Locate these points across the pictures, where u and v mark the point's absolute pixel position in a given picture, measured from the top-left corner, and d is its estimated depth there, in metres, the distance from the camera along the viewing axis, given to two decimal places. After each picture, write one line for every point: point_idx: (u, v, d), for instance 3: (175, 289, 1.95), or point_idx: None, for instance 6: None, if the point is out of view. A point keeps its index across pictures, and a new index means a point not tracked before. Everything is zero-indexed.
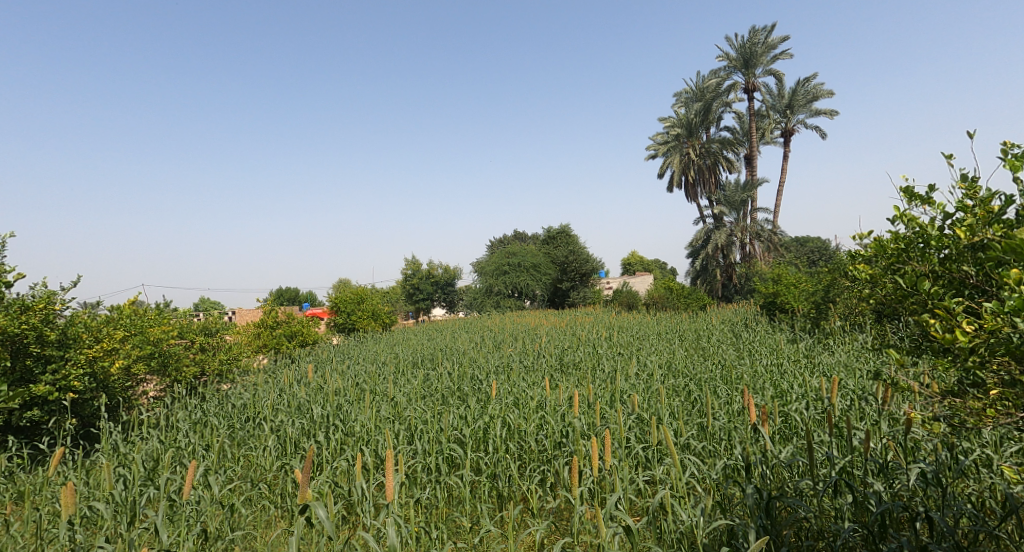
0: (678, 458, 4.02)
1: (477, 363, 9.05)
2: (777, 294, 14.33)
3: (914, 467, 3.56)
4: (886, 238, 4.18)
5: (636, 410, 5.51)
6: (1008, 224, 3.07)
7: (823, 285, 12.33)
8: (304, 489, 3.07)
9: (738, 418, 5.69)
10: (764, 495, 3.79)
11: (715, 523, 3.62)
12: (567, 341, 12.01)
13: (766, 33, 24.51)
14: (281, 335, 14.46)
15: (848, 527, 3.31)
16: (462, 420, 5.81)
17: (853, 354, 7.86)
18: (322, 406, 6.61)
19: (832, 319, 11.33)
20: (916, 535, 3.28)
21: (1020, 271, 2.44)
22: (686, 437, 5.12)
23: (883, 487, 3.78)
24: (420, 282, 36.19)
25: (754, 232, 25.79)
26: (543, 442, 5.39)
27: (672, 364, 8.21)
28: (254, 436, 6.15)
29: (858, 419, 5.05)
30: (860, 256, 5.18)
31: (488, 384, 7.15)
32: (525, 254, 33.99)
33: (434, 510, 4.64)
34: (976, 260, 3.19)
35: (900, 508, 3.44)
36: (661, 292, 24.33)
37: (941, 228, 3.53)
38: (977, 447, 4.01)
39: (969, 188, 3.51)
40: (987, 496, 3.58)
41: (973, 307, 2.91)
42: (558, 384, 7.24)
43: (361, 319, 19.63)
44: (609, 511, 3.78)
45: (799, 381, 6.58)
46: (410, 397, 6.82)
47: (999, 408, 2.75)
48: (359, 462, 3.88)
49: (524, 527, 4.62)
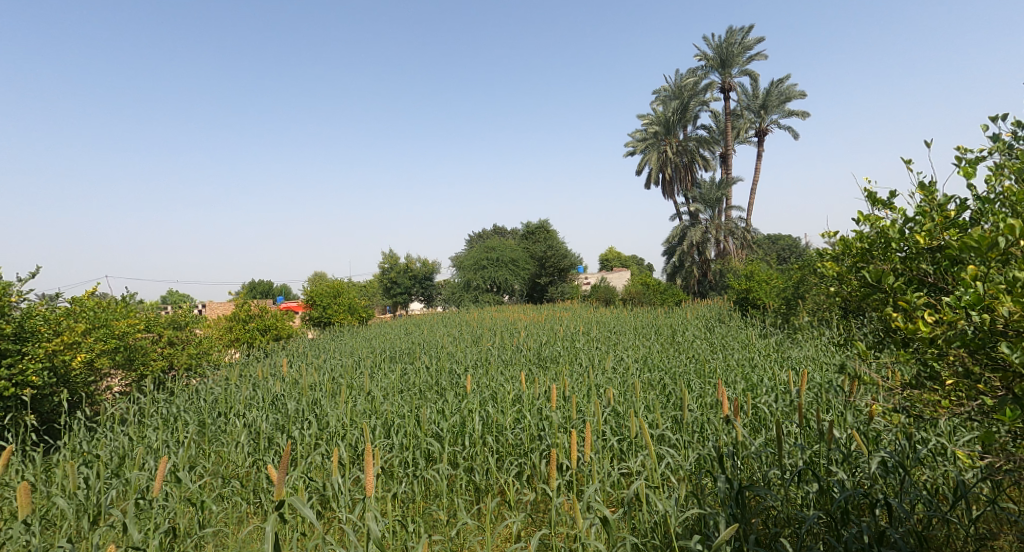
0: (654, 451, 4.11)
1: (455, 357, 9.07)
2: (748, 291, 14.66)
3: (874, 456, 3.76)
4: (851, 238, 4.35)
5: (613, 404, 5.64)
6: (962, 227, 3.24)
7: (793, 281, 12.60)
8: (279, 486, 2.96)
9: (710, 411, 5.90)
10: (735, 485, 3.93)
11: (688, 513, 3.75)
12: (544, 335, 12.12)
13: (743, 34, 24.98)
14: (254, 329, 14.22)
15: (813, 515, 3.47)
16: (440, 413, 5.84)
17: (819, 349, 8.15)
18: (296, 402, 6.56)
19: (801, 315, 11.65)
20: (874, 522, 3.47)
21: (977, 268, 2.55)
22: (661, 430, 5.27)
23: (847, 475, 3.99)
24: (397, 276, 35.96)
25: (728, 230, 26.32)
26: (520, 436, 5.45)
27: (647, 358, 8.40)
28: (225, 431, 6.03)
29: (823, 411, 5.27)
30: (828, 254, 5.36)
31: (465, 379, 7.17)
32: (505, 250, 34.26)
33: (411, 504, 4.71)
34: (933, 260, 3.36)
35: (861, 496, 3.62)
36: (637, 288, 24.70)
37: (901, 229, 3.69)
38: (933, 436, 4.23)
39: (927, 195, 3.68)
40: (941, 483, 3.78)
41: (933, 301, 3.05)
42: (534, 378, 7.35)
43: (336, 313, 19.42)
44: (588, 502, 3.87)
45: (769, 375, 6.79)
46: (387, 391, 6.81)
47: (953, 399, 2.88)
48: (335, 458, 3.72)
49: (501, 519, 4.77)
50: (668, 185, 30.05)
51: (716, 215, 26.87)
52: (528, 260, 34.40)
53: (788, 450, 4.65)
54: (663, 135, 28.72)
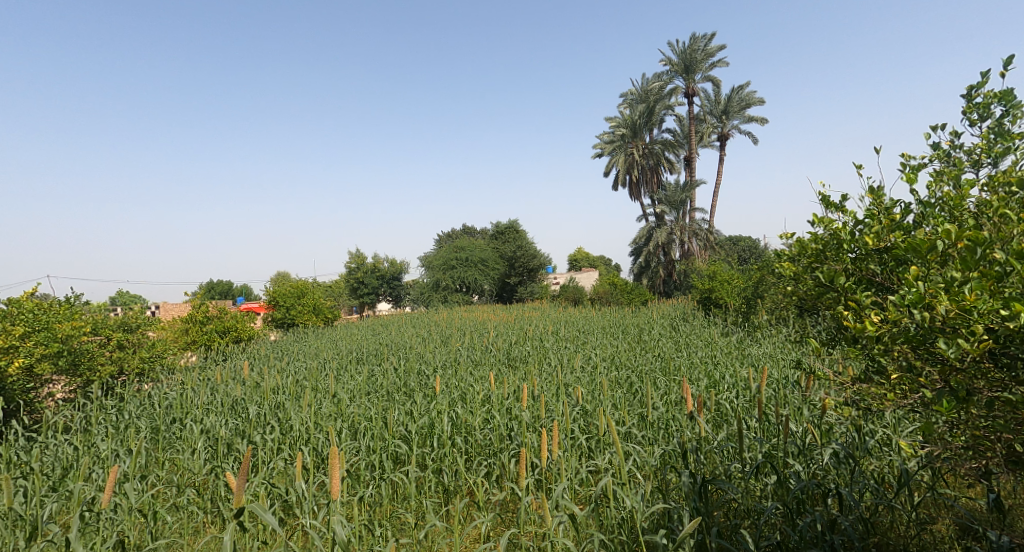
0: (620, 448, 4.20)
1: (424, 358, 9.02)
2: (711, 290, 15.06)
3: (827, 448, 3.95)
4: (806, 239, 4.54)
5: (581, 403, 5.72)
6: (907, 229, 3.43)
7: (753, 281, 13.03)
8: (239, 493, 2.92)
9: (675, 407, 6.05)
10: (698, 479, 4.06)
11: (653, 508, 3.85)
12: (513, 335, 12.16)
13: (706, 41, 25.65)
14: (212, 331, 13.78)
15: (771, 506, 3.61)
16: (408, 415, 5.80)
17: (777, 346, 8.46)
18: (257, 406, 6.39)
19: (760, 313, 12.06)
20: (827, 511, 3.64)
21: (918, 269, 2.69)
22: (627, 427, 5.38)
23: (802, 467, 4.16)
24: (364, 276, 35.40)
25: (692, 231, 26.97)
26: (489, 436, 5.46)
27: (614, 357, 8.54)
28: (180, 438, 5.83)
29: (780, 406, 5.48)
30: (785, 255, 5.57)
31: (434, 380, 7.14)
32: (474, 250, 34.18)
33: (378, 507, 4.66)
34: (881, 261, 3.54)
35: (815, 487, 3.80)
36: (605, 287, 25.05)
37: (851, 231, 3.87)
38: (881, 428, 4.46)
39: (875, 199, 3.88)
40: (888, 472, 3.99)
41: (880, 299, 3.22)
42: (503, 378, 7.37)
43: (300, 314, 19.00)
44: (556, 500, 3.93)
45: (731, 372, 7.00)
46: (354, 394, 6.72)
47: (898, 392, 3.04)
48: (298, 463, 3.67)
49: (470, 520, 4.78)
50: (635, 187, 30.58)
51: (681, 217, 27.51)
52: (498, 260, 34.42)
53: (748, 444, 4.81)
54: (630, 138, 29.20)
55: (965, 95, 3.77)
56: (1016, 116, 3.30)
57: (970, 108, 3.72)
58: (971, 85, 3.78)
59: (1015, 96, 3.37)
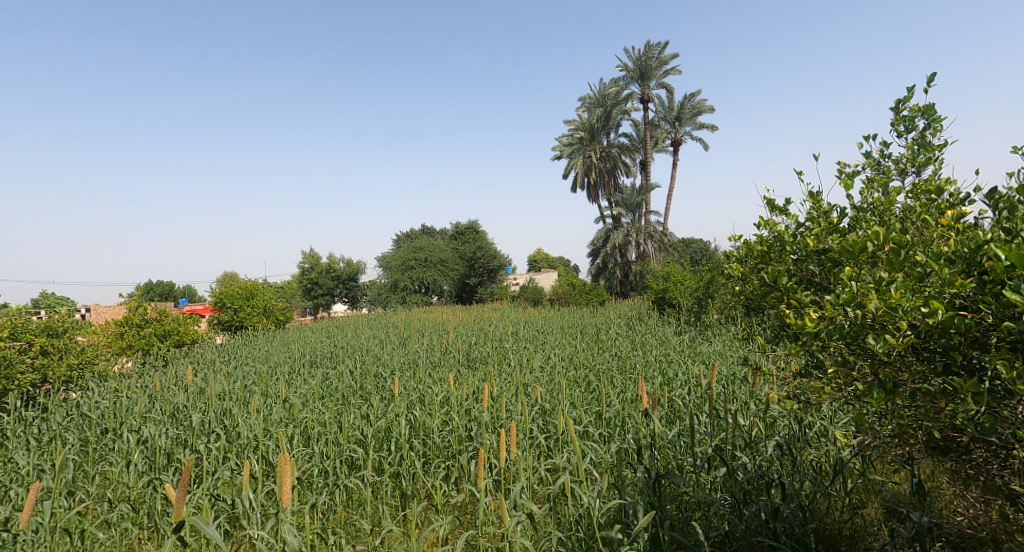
0: (578, 447, 4.28)
1: (381, 360, 8.89)
2: (665, 291, 15.51)
3: (771, 441, 4.17)
4: (752, 242, 4.76)
5: (539, 402, 5.78)
6: (843, 232, 3.65)
7: (704, 282, 13.52)
8: (179, 506, 2.78)
9: (630, 405, 6.21)
10: (652, 475, 4.19)
11: (609, 504, 3.95)
12: (472, 336, 12.15)
13: (660, 49, 26.38)
14: (150, 335, 13.11)
15: (720, 499, 3.77)
16: (364, 419, 5.71)
17: (726, 344, 8.82)
18: (201, 413, 6.12)
19: (711, 313, 12.53)
20: (771, 500, 3.83)
21: (851, 270, 2.87)
22: (584, 426, 5.49)
23: (749, 459, 4.37)
24: (318, 276, 34.50)
25: (647, 233, 27.68)
26: (448, 438, 5.44)
27: (572, 357, 8.68)
28: (113, 450, 5.51)
29: (729, 402, 5.73)
30: (733, 257, 5.82)
31: (391, 382, 7.05)
32: (433, 250, 33.90)
33: (332, 515, 4.56)
34: (819, 262, 3.76)
35: (760, 478, 3.99)
36: (564, 289, 25.37)
37: (793, 234, 4.08)
38: (819, 420, 4.73)
39: (815, 204, 4.11)
40: (825, 461, 4.24)
41: (818, 298, 3.42)
42: (462, 379, 7.35)
43: (249, 316, 18.33)
44: (513, 500, 3.97)
45: (683, 370, 7.25)
46: (307, 398, 6.55)
47: (833, 385, 3.24)
48: (246, 473, 3.54)
49: (427, 524, 4.75)
50: (593, 189, 31.11)
51: (637, 219, 28.19)
52: (457, 261, 34.26)
53: (699, 439, 5.00)
54: (588, 141, 29.69)
55: (893, 109, 4.05)
56: (937, 129, 3.57)
57: (896, 121, 3.99)
58: (897, 100, 4.06)
59: (936, 111, 3.65)
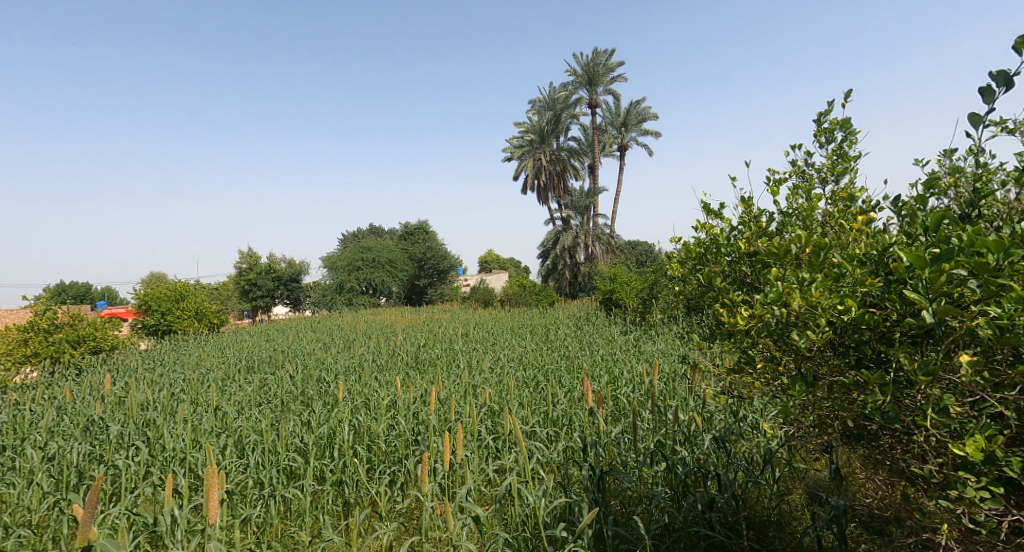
0: (524, 447, 4.31)
1: (325, 363, 8.62)
2: (612, 291, 15.90)
3: (708, 435, 4.35)
4: (691, 244, 4.95)
5: (488, 404, 5.78)
6: (771, 235, 3.86)
7: (649, 283, 13.96)
8: (86, 527, 2.56)
9: (577, 404, 6.32)
10: (597, 472, 4.28)
11: (555, 502, 4.00)
12: (421, 338, 12.01)
13: (607, 56, 27.04)
14: (61, 342, 12.07)
15: (661, 492, 3.90)
16: (305, 426, 5.51)
17: (669, 342, 9.15)
18: (122, 425, 5.72)
19: (655, 312, 12.95)
20: (708, 492, 4.00)
21: (777, 270, 3.03)
22: (532, 426, 5.54)
23: (688, 453, 4.54)
24: (257, 277, 33.05)
25: (596, 235, 28.27)
26: (394, 443, 5.34)
27: (522, 357, 8.74)
28: (15, 469, 5.03)
29: (670, 398, 5.94)
30: (674, 258, 6.04)
31: (335, 387, 6.85)
32: (381, 250, 33.23)
33: (267, 527, 4.36)
34: (751, 263, 3.96)
35: (698, 471, 4.16)
36: (514, 289, 25.49)
37: (728, 237, 4.28)
38: (752, 413, 4.99)
39: (747, 208, 4.33)
40: (756, 452, 4.47)
41: (749, 298, 3.60)
42: (410, 382, 7.25)
43: (177, 318, 17.33)
44: (458, 503, 3.94)
45: (628, 368, 7.46)
46: (242, 406, 6.26)
47: (763, 380, 3.43)
48: (167, 487, 3.29)
49: (371, 531, 4.64)
50: (543, 192, 31.46)
51: (585, 221, 28.74)
52: (406, 261, 33.75)
53: (642, 435, 5.16)
54: (538, 143, 30.00)
55: (815, 121, 4.31)
56: (852, 141, 3.82)
57: (818, 132, 4.26)
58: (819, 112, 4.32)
59: (852, 125, 3.91)
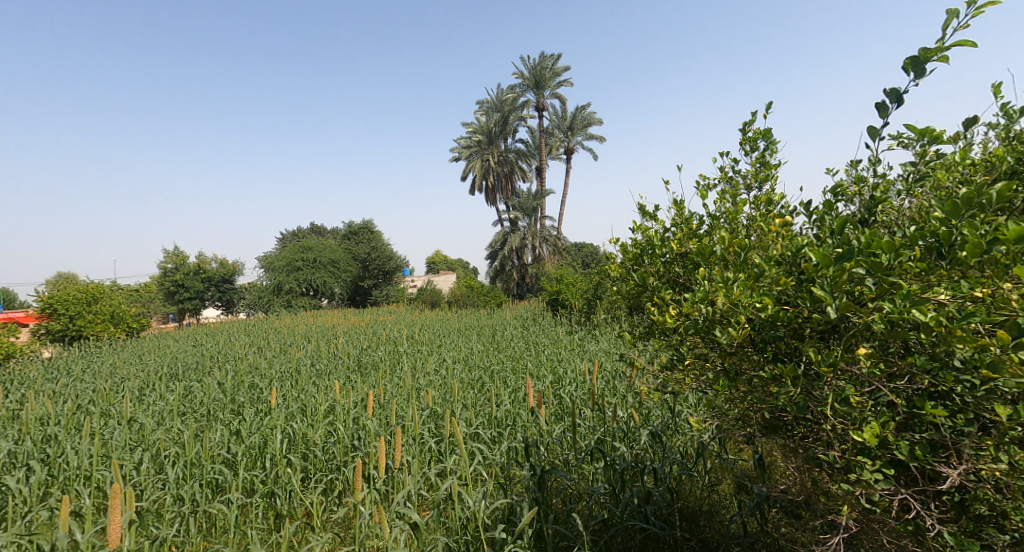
0: (465, 449, 4.28)
1: (258, 369, 8.24)
2: (558, 292, 16.12)
3: (644, 431, 4.48)
4: (628, 246, 5.09)
5: (430, 406, 5.71)
6: (701, 238, 4.02)
7: (593, 284, 14.25)
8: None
9: (520, 404, 6.35)
10: (537, 471, 4.31)
11: (495, 504, 3.99)
12: (364, 340, 11.72)
13: (553, 60, 27.42)
14: None
15: (599, 489, 3.98)
16: (234, 436, 5.24)
17: (612, 342, 9.37)
18: (21, 442, 5.22)
19: (599, 313, 13.24)
20: (643, 486, 4.11)
21: (704, 271, 3.16)
22: (474, 427, 5.51)
23: (626, 449, 4.66)
24: (185, 278, 31.17)
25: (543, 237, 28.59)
26: (331, 451, 5.17)
27: (467, 359, 8.70)
28: None
29: (611, 396, 6.08)
30: (614, 260, 6.19)
31: (269, 393, 6.56)
32: (322, 250, 32.20)
33: (189, 546, 4.10)
34: (683, 264, 4.11)
35: (635, 466, 4.27)
36: (462, 291, 25.36)
37: (661, 239, 4.42)
38: (687, 408, 5.19)
39: (678, 211, 4.48)
40: (690, 446, 4.65)
41: (679, 297, 3.73)
42: (350, 386, 7.05)
43: (89, 322, 16.04)
44: (395, 509, 3.86)
45: (571, 368, 7.57)
46: (163, 416, 5.87)
47: (692, 376, 3.56)
48: (61, 509, 2.93)
49: (305, 543, 4.45)
50: (491, 193, 31.50)
51: (533, 222, 29.01)
52: (349, 262, 32.86)
53: (583, 432, 5.24)
54: (485, 145, 30.02)
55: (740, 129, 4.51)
56: (773, 149, 4.03)
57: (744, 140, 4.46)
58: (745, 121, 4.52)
59: (772, 134, 4.12)
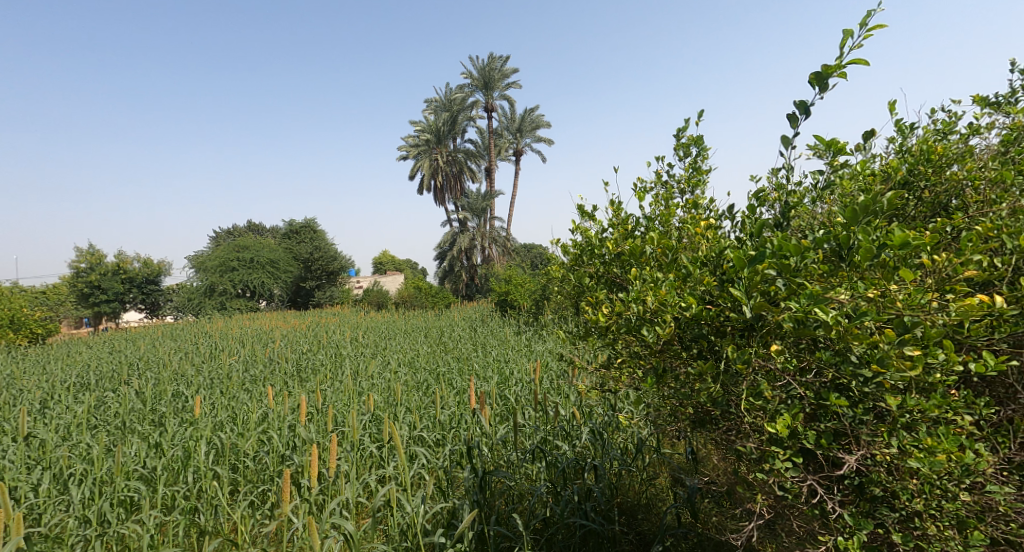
0: (404, 453, 4.17)
1: (185, 376, 7.73)
2: (507, 293, 16.11)
3: (584, 428, 4.54)
4: (568, 246, 5.12)
5: (370, 410, 5.53)
6: (636, 238, 4.10)
7: (542, 284, 14.32)
8: None
9: (464, 406, 6.27)
10: (479, 473, 4.26)
11: (434, 508, 3.90)
12: (303, 344, 11.26)
13: (502, 62, 27.44)
14: None
15: (540, 487, 3.98)
16: (153, 449, 4.89)
17: (558, 342, 9.44)
18: None
19: (547, 313, 13.33)
20: (583, 484, 4.15)
21: (636, 271, 3.22)
22: (415, 431, 5.39)
23: (567, 448, 4.69)
24: (103, 279, 28.91)
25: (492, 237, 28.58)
26: (262, 461, 4.91)
27: (412, 361, 8.52)
28: None
29: (555, 395, 6.11)
30: (557, 260, 6.22)
31: (194, 402, 6.16)
32: (260, 249, 30.80)
33: None
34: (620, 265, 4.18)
35: (575, 464, 4.31)
36: (410, 291, 24.93)
37: (599, 240, 4.48)
38: (627, 405, 5.30)
39: (616, 212, 4.55)
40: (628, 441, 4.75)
41: (615, 297, 3.79)
42: (285, 392, 6.74)
43: None
44: (327, 519, 3.70)
45: (517, 368, 7.56)
46: (71, 430, 5.39)
47: (628, 374, 3.63)
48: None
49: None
50: (439, 193, 31.17)
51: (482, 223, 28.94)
52: (289, 262, 31.60)
53: (527, 432, 5.24)
54: (433, 144, 29.67)
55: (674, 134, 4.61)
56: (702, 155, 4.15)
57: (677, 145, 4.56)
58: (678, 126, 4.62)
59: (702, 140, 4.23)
